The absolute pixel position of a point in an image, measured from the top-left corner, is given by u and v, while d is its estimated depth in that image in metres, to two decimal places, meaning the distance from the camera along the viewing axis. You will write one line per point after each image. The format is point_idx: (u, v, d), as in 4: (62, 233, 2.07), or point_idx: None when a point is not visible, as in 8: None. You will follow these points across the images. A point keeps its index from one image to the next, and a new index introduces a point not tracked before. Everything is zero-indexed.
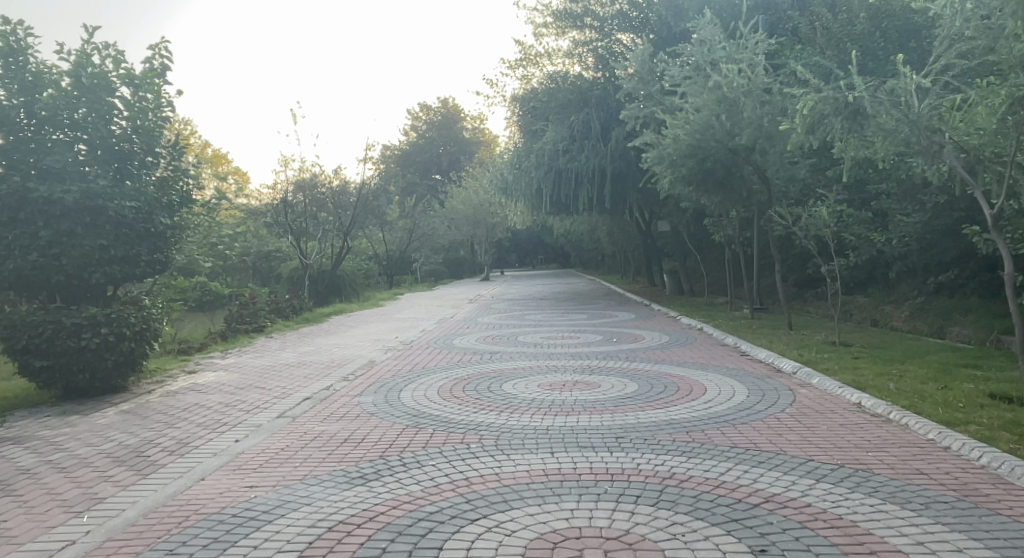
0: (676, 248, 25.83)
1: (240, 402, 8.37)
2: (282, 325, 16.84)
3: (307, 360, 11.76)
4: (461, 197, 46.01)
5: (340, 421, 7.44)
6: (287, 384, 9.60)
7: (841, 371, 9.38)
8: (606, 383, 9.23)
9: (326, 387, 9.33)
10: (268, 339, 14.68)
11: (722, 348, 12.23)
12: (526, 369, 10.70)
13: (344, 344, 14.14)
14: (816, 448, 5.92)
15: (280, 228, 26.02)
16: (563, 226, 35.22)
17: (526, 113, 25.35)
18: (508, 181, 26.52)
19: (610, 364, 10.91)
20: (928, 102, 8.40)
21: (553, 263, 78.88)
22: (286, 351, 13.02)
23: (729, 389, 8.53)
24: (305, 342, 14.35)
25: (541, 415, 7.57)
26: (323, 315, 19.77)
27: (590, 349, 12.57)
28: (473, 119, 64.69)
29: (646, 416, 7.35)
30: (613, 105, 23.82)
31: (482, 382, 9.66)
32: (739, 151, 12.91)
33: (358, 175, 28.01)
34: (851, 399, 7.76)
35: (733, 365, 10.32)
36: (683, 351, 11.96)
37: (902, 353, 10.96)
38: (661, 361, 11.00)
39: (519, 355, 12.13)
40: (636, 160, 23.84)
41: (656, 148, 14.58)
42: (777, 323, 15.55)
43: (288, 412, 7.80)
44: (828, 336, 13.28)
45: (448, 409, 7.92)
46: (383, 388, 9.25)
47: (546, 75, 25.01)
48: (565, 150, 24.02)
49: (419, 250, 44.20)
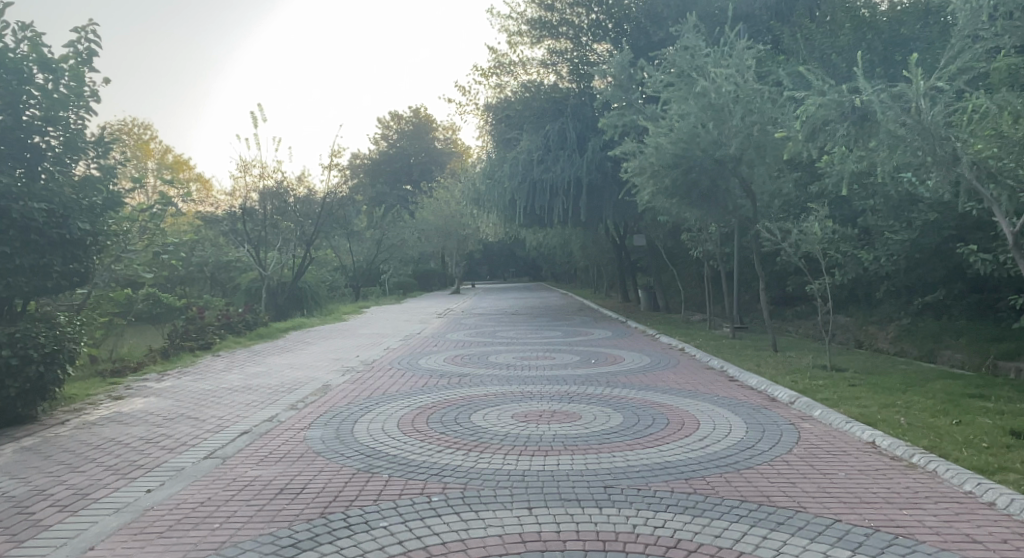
0: (652, 264, 25.10)
1: (165, 438, 7.25)
2: (232, 342, 15.69)
3: (253, 384, 10.65)
4: (431, 208, 44.95)
5: (279, 462, 6.38)
6: (225, 413, 8.51)
7: (842, 402, 8.55)
8: (587, 414, 8.26)
9: (269, 417, 8.25)
10: (214, 358, 13.52)
11: (709, 372, 11.35)
12: (498, 396, 9.68)
13: (298, 364, 13.01)
14: (840, 505, 5.02)
15: (238, 238, 24.76)
16: (536, 239, 34.38)
17: (500, 122, 24.47)
18: (480, 191, 25.60)
19: (589, 390, 9.96)
20: (939, 108, 7.54)
21: (524, 276, 78.15)
22: (233, 372, 11.87)
23: (725, 423, 7.63)
24: (255, 362, 13.20)
25: (515, 456, 6.58)
26: (280, 330, 18.56)
27: (567, 373, 11.58)
28: (445, 129, 63.77)
29: (636, 457, 6.40)
30: (589, 116, 23.07)
31: (450, 411, 8.62)
32: (725, 162, 12.13)
33: (322, 183, 26.88)
34: (862, 437, 6.91)
35: (724, 393, 9.42)
36: (668, 376, 11.04)
37: (901, 381, 10.18)
38: (645, 388, 10.06)
39: (491, 378, 11.12)
40: (613, 172, 23.09)
41: (636, 158, 13.75)
42: (760, 345, 14.80)
43: (218, 452, 6.69)
44: (817, 359, 12.51)
45: (408, 447, 6.87)
46: (335, 419, 8.16)
47: (521, 83, 24.18)
48: (539, 160, 23.19)
49: (387, 261, 43.01)
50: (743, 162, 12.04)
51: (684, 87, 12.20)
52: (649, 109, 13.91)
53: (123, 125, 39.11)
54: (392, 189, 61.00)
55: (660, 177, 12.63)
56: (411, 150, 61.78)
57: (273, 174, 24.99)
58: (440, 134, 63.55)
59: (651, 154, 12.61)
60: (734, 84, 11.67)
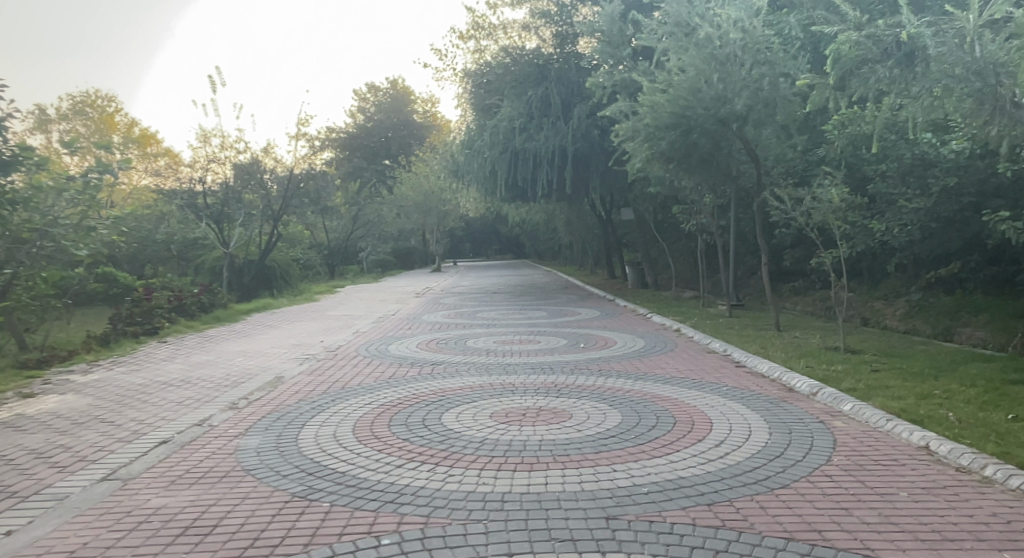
0: (640, 238, 23.86)
1: (61, 451, 5.93)
2: (184, 326, 14.32)
3: (194, 376, 9.29)
4: (411, 183, 43.34)
5: (194, 486, 5.06)
6: (149, 416, 7.16)
7: (874, 392, 7.32)
8: (579, 412, 6.97)
9: (199, 420, 6.92)
10: (159, 345, 12.14)
11: (711, 357, 10.11)
12: (475, 389, 8.39)
13: (251, 351, 11.65)
14: (920, 548, 3.80)
15: (200, 214, 23.24)
16: (519, 214, 32.98)
17: (479, 88, 22.96)
18: (459, 162, 24.14)
19: (579, 381, 8.67)
20: (999, 44, 6.26)
21: (507, 254, 77.01)
22: (175, 362, 10.50)
23: (745, 422, 6.38)
24: (204, 350, 11.82)
25: (493, 471, 5.28)
26: (241, 312, 17.13)
27: (553, 359, 10.30)
28: (424, 101, 61.83)
29: (643, 473, 5.14)
30: (574, 81, 21.66)
31: (417, 410, 7.32)
32: (728, 122, 10.82)
33: (290, 156, 25.29)
34: (914, 440, 5.68)
35: (733, 383, 8.17)
36: (667, 362, 9.79)
37: (927, 363, 9.03)
38: (642, 377, 8.78)
39: (469, 367, 9.83)
40: (599, 140, 21.72)
41: (629, 120, 12.40)
42: (762, 324, 13.64)
43: (120, 471, 5.37)
44: (827, 339, 11.35)
45: (361, 463, 5.55)
46: (278, 422, 6.82)
47: (501, 46, 22.69)
48: (521, 128, 21.75)
49: (364, 238, 41.47)
50: (748, 122, 10.74)
51: (682, 37, 10.86)
52: (643, 65, 12.57)
53: (86, 97, 36.76)
54: (370, 164, 59.18)
55: (656, 139, 11.31)
56: (389, 124, 59.85)
57: (237, 146, 23.55)
58: (419, 106, 61.60)
59: (646, 113, 11.28)
60: (741, 31, 10.32)
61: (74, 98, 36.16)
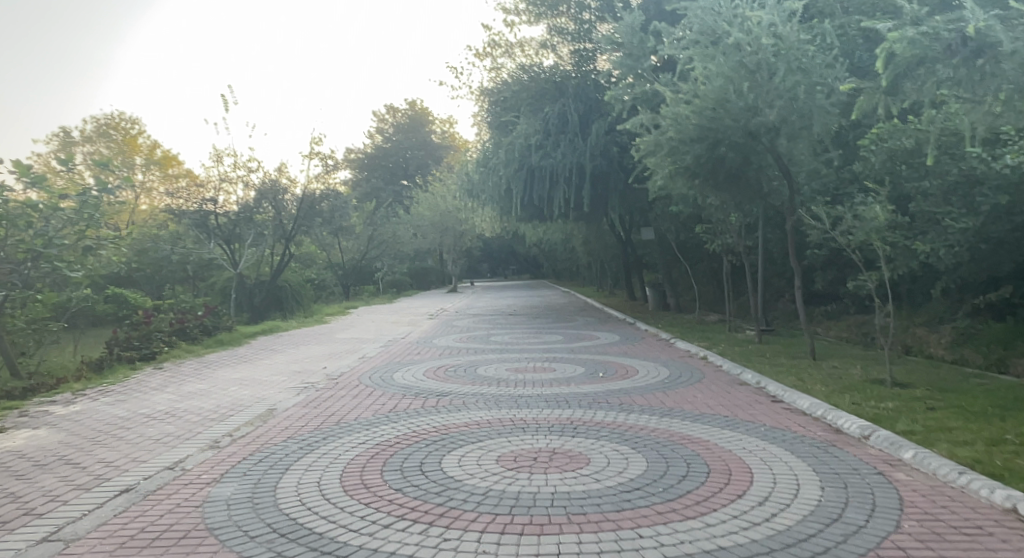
0: (661, 258, 23.02)
1: (9, 500, 5.24)
2: (183, 350, 13.70)
3: (180, 408, 8.60)
4: (427, 203, 42.92)
5: (145, 551, 4.30)
6: (118, 457, 6.45)
7: (936, 436, 6.41)
8: (598, 457, 6.14)
9: (173, 463, 6.20)
10: (153, 372, 11.51)
11: (743, 390, 9.21)
12: (483, 425, 7.59)
13: (249, 379, 10.97)
14: None
15: (211, 234, 22.84)
16: (537, 234, 32.28)
17: (495, 106, 22.41)
18: (474, 181, 23.53)
19: (598, 417, 7.83)
20: None
21: (525, 274, 76.34)
22: (165, 391, 9.83)
23: (791, 473, 5.51)
24: (200, 377, 11.16)
25: (495, 535, 4.47)
26: (246, 335, 16.51)
27: (570, 391, 9.46)
28: (442, 122, 61.71)
29: (675, 541, 4.30)
30: (592, 97, 21.01)
31: (415, 452, 6.52)
32: (758, 134, 10.04)
33: (304, 175, 24.87)
34: (997, 500, 4.79)
35: (770, 422, 7.29)
36: (694, 395, 8.91)
37: (988, 400, 8.09)
38: (667, 414, 7.91)
39: (478, 399, 9.04)
40: (619, 158, 20.99)
41: (651, 133, 11.66)
42: (794, 351, 12.73)
43: (67, 529, 4.66)
44: (869, 370, 10.42)
45: (344, 522, 4.76)
46: (259, 467, 6.07)
47: (518, 64, 22.17)
48: (538, 145, 21.11)
49: (380, 258, 40.97)
50: (781, 135, 9.94)
51: (708, 45, 10.13)
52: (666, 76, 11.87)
53: (110, 120, 36.85)
54: (387, 184, 59.05)
55: (680, 153, 10.56)
56: (407, 144, 59.73)
57: (250, 165, 23.21)
58: (437, 127, 61.47)
59: (669, 125, 10.54)
60: (773, 37, 9.56)
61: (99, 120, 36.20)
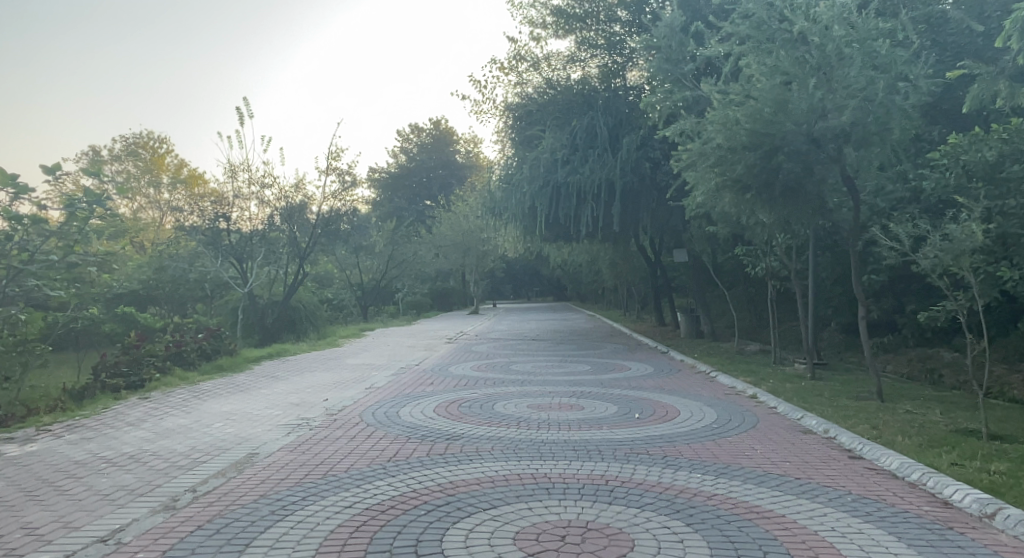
0: (695, 281, 21.60)
1: None
2: (177, 376, 12.55)
3: (149, 451, 7.39)
4: (450, 223, 42.16)
5: None
6: (48, 521, 5.24)
7: None
8: (645, 539, 4.77)
9: (109, 534, 4.97)
10: (137, 402, 10.36)
11: (809, 441, 7.77)
12: (500, 484, 6.24)
13: (239, 413, 9.75)
14: None
15: (224, 252, 21.95)
16: (562, 255, 31.01)
17: (520, 120, 21.31)
18: (497, 198, 22.37)
19: (639, 476, 6.44)
20: None
21: (548, 297, 75.11)
22: (140, 427, 8.65)
23: None
24: (186, 410, 9.98)
25: None
26: (249, 359, 15.36)
27: (602, 436, 8.08)
28: (466, 142, 60.92)
29: None
30: (623, 111, 19.81)
31: (412, 523, 5.20)
32: (822, 141, 8.74)
33: (321, 192, 23.89)
34: None
35: (857, 489, 5.86)
36: (753, 446, 7.48)
37: None
38: (724, 473, 6.50)
39: (495, 445, 7.70)
40: (651, 174, 19.71)
41: (695, 142, 10.35)
42: (855, 391, 11.23)
43: None
44: (954, 418, 8.93)
45: None
46: (213, 542, 4.80)
47: (544, 78, 21.10)
48: (565, 160, 19.94)
49: (401, 279, 39.89)
50: (850, 141, 8.62)
51: (765, 39, 8.85)
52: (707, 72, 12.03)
53: (138, 138, 36.52)
54: (410, 204, 58.42)
55: (731, 163, 9.27)
56: (431, 164, 59.05)
57: (265, 180, 22.34)
58: (461, 147, 60.61)
59: (717, 131, 9.27)
60: (845, 27, 8.25)
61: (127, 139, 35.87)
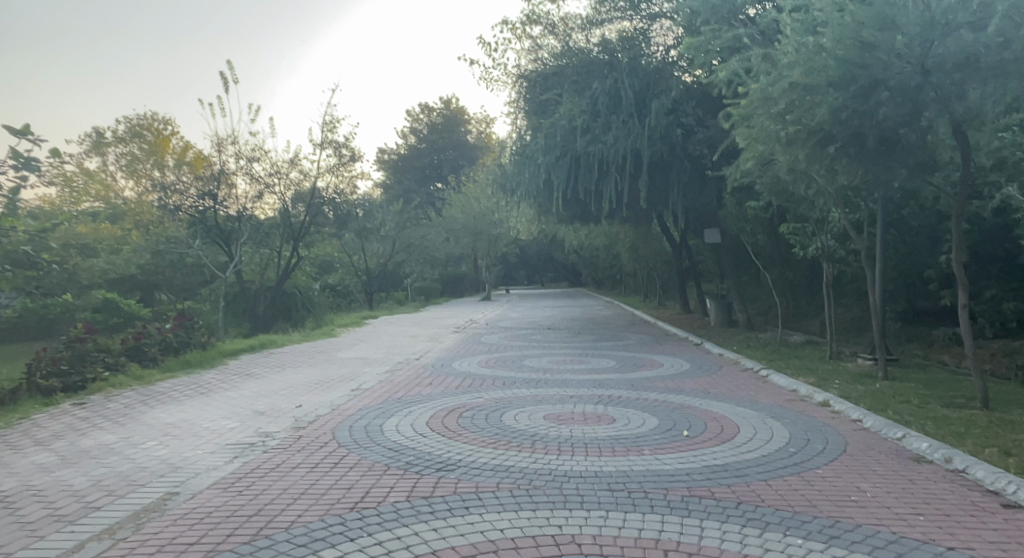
0: (729, 264, 19.46)
1: None
2: (130, 375, 10.57)
3: (35, 489, 5.44)
4: (460, 205, 40.17)
5: None
6: None
7: None
8: None
9: None
10: (66, 411, 8.41)
11: (930, 475, 5.70)
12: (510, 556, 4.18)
13: (185, 425, 7.78)
14: None
15: (211, 233, 20.06)
16: (578, 237, 28.93)
17: (535, 86, 19.13)
18: (508, 172, 20.28)
19: (712, 541, 4.37)
20: None
21: (563, 283, 73.23)
22: (48, 449, 6.69)
23: None
24: (121, 421, 8.03)
25: None
26: (226, 353, 13.39)
27: (647, 467, 6.03)
28: (478, 122, 58.28)
29: None
30: (650, 73, 17.58)
31: None
32: (938, 72, 6.65)
33: (317, 167, 21.85)
34: None
35: None
36: (860, 489, 5.36)
37: None
38: (840, 540, 4.37)
39: (501, 482, 5.64)
40: (682, 144, 17.54)
41: (759, 83, 8.18)
42: (949, 398, 9.11)
43: None
44: None
45: None
46: None
47: (562, 39, 18.91)
48: (585, 128, 17.80)
49: (410, 263, 37.88)
50: (978, 72, 6.52)
51: None
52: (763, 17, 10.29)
53: (140, 119, 34.51)
54: (420, 186, 56.45)
55: (811, 106, 7.27)
56: (441, 145, 56.93)
57: (255, 154, 20.33)
58: (473, 127, 58.21)
59: (794, 63, 7.34)
60: None
61: (127, 121, 33.59)
